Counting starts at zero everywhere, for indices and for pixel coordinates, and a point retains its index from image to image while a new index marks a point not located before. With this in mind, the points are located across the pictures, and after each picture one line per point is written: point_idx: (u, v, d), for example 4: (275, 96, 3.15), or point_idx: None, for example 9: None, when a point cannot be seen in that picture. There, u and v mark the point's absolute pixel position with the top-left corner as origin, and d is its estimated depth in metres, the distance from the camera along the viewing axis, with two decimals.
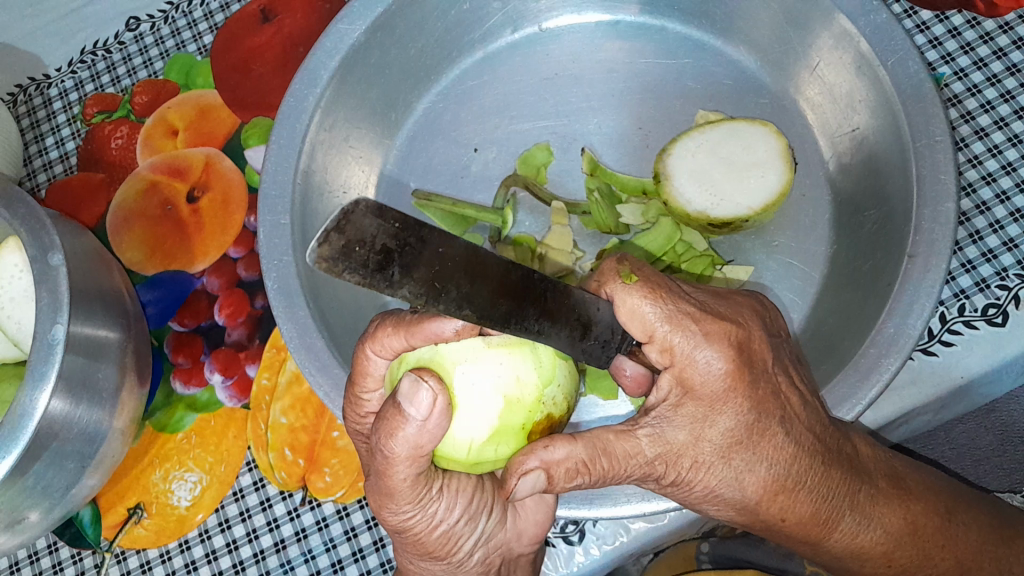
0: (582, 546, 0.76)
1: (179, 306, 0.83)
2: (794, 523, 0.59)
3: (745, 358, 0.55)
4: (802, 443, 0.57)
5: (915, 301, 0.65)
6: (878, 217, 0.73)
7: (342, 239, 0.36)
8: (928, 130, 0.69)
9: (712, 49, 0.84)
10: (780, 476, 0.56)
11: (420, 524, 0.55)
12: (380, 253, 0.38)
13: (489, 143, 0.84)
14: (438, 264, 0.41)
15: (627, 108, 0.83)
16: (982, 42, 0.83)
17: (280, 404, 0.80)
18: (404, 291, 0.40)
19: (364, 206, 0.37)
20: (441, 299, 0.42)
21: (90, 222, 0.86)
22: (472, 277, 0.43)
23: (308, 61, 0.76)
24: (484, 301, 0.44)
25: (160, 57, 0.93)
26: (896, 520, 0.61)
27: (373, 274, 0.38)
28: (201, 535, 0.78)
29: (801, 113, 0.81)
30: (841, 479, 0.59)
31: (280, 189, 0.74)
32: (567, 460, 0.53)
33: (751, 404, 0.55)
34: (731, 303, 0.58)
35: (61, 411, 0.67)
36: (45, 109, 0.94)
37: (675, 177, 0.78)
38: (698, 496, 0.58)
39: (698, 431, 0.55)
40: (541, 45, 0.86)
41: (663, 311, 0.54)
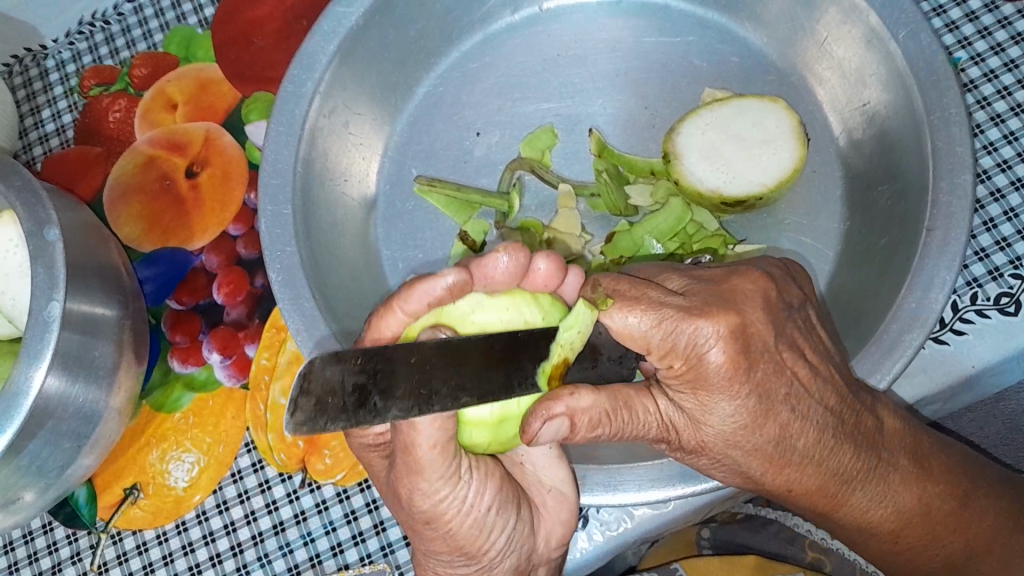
0: (586, 532, 0.74)
1: (179, 283, 0.82)
2: (801, 494, 0.58)
3: (739, 346, 0.53)
4: (813, 422, 0.56)
5: (935, 275, 0.64)
6: (891, 193, 0.72)
7: (310, 399, 0.43)
8: (942, 102, 0.68)
9: (725, 31, 0.82)
10: (785, 453, 0.56)
11: (452, 514, 0.52)
12: (353, 392, 0.44)
13: (492, 126, 0.82)
14: (417, 373, 0.46)
15: (634, 90, 0.81)
16: (999, 27, 0.81)
17: (279, 384, 0.79)
18: (393, 411, 0.45)
19: (319, 362, 0.43)
20: (434, 400, 0.46)
21: (86, 195, 0.84)
22: (455, 366, 0.48)
23: (306, 45, 0.74)
24: (476, 381, 0.49)
25: (160, 29, 0.91)
26: (909, 499, 0.60)
27: (356, 412, 0.44)
28: (200, 516, 0.77)
29: (810, 89, 0.80)
30: (856, 457, 0.58)
31: (281, 178, 0.72)
32: (593, 408, 0.51)
33: (751, 389, 0.54)
34: (730, 288, 0.55)
35: (57, 389, 0.66)
36: (42, 80, 0.91)
37: (684, 155, 0.77)
38: (707, 464, 0.58)
39: (698, 414, 0.55)
40: (544, 24, 0.85)
41: (649, 317, 0.53)
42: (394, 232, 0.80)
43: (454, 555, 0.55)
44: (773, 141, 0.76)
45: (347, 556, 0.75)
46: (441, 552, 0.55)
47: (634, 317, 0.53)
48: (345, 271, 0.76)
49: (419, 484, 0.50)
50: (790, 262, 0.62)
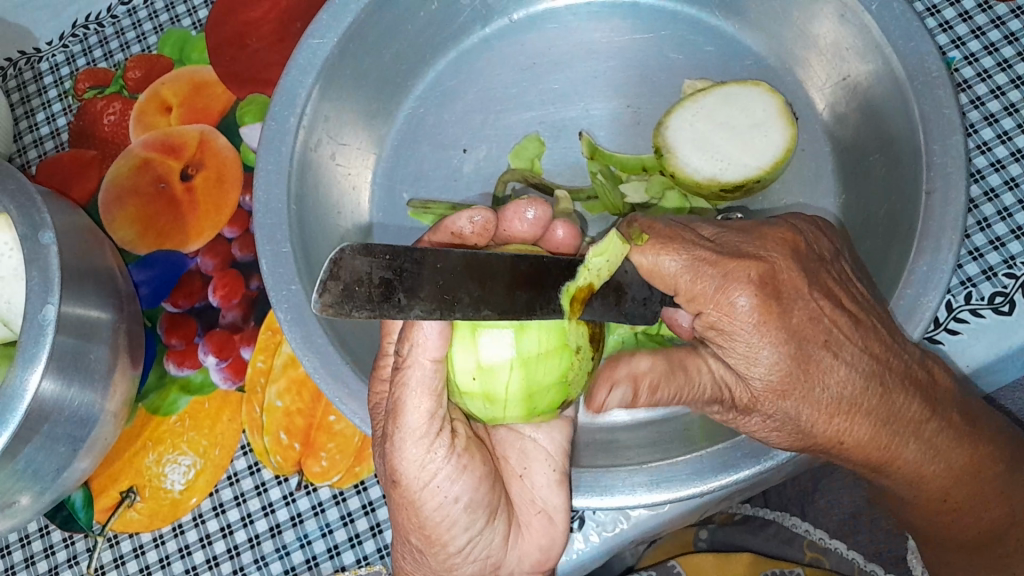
0: (582, 533, 0.74)
1: (173, 286, 0.81)
2: (853, 447, 0.58)
3: (771, 292, 0.55)
4: (855, 367, 0.57)
5: (933, 269, 0.63)
6: (883, 160, 0.72)
7: (338, 284, 0.41)
8: (923, 67, 0.68)
9: (719, 31, 0.82)
10: (837, 399, 0.56)
11: (424, 494, 0.54)
12: (379, 286, 0.42)
13: (478, 142, 0.82)
14: (441, 278, 0.45)
15: (628, 92, 0.81)
16: (993, 26, 0.81)
17: (275, 386, 0.79)
18: (416, 310, 0.44)
19: (350, 251, 0.41)
20: (457, 308, 0.46)
21: (81, 199, 0.84)
22: (479, 279, 0.47)
23: (283, 82, 0.73)
24: (500, 298, 0.48)
25: (154, 31, 0.91)
26: (962, 456, 0.60)
27: (380, 305, 0.42)
28: (196, 519, 0.77)
29: (790, 69, 0.80)
30: (908, 405, 0.58)
31: (276, 218, 0.71)
32: (652, 372, 0.59)
33: (791, 335, 0.56)
34: (759, 236, 0.57)
35: (51, 392, 0.65)
36: (36, 83, 0.91)
37: (677, 149, 0.77)
38: (757, 419, 0.59)
39: (744, 366, 0.57)
40: (519, 34, 0.84)
41: (680, 261, 0.55)
42: (389, 236, 0.80)
43: (419, 539, 0.56)
44: (767, 141, 0.76)
45: (344, 558, 0.75)
46: (407, 530, 0.56)
47: (667, 257, 0.56)
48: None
49: (399, 445, 0.53)
50: (822, 222, 0.62)
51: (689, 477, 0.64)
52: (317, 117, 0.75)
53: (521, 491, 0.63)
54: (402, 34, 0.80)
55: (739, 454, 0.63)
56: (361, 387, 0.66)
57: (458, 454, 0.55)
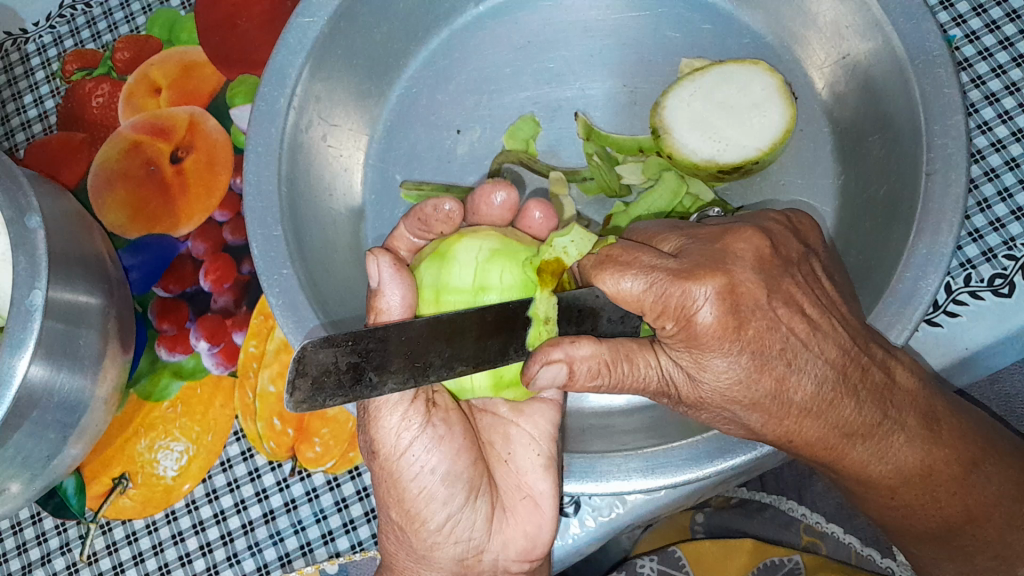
0: (578, 518, 0.73)
1: (165, 270, 0.80)
2: (801, 446, 0.57)
3: (729, 306, 0.52)
4: (810, 374, 0.54)
5: (933, 250, 0.62)
6: (884, 140, 0.71)
7: (308, 379, 0.48)
8: (925, 44, 0.67)
9: (716, 8, 0.80)
10: (783, 404, 0.54)
11: (404, 460, 0.55)
12: (347, 370, 0.49)
13: (472, 124, 0.81)
14: (407, 347, 0.51)
15: (623, 72, 0.80)
16: (994, 4, 0.80)
17: (268, 371, 0.78)
18: (388, 384, 0.50)
19: (311, 347, 0.48)
20: (429, 371, 0.52)
21: (70, 182, 0.83)
22: (448, 339, 0.53)
23: (273, 61, 0.72)
24: (474, 349, 0.54)
25: (142, 12, 0.89)
26: (914, 458, 0.58)
27: (352, 387, 0.49)
28: (189, 506, 0.76)
29: (788, 48, 0.79)
30: (859, 412, 0.56)
31: (267, 202, 0.70)
32: (592, 357, 0.54)
33: (744, 344, 0.53)
34: (722, 246, 0.55)
35: (40, 379, 0.65)
36: (23, 65, 0.90)
37: (675, 129, 0.76)
38: (709, 412, 0.58)
39: (693, 368, 0.55)
40: (511, 13, 0.83)
41: (640, 283, 0.53)
42: (383, 221, 0.79)
43: (397, 517, 0.57)
44: (766, 123, 0.75)
45: (339, 543, 0.75)
46: (387, 504, 0.57)
47: (628, 279, 0.54)
48: (342, 283, 0.75)
49: (375, 411, 0.55)
50: (791, 214, 0.61)
51: (684, 463, 0.63)
52: (308, 97, 0.74)
53: (507, 476, 0.62)
54: (394, 13, 0.79)
55: (738, 438, 0.62)
56: None
57: (433, 425, 0.56)
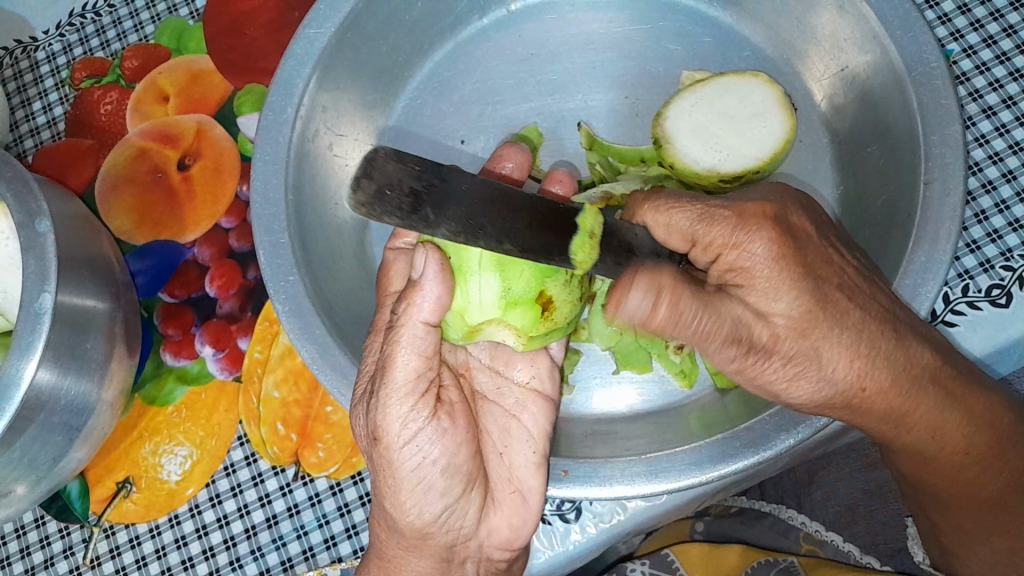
0: (579, 524, 0.74)
1: (170, 276, 0.81)
2: (875, 394, 0.57)
3: (785, 230, 0.56)
4: (872, 311, 0.56)
5: (931, 259, 0.63)
6: (882, 152, 0.72)
7: (371, 184, 0.45)
8: (923, 58, 0.68)
9: (718, 22, 0.82)
10: (857, 342, 0.55)
11: (403, 454, 0.54)
12: (408, 195, 0.46)
13: (476, 133, 0.82)
14: (467, 202, 0.48)
15: (625, 82, 0.81)
16: (991, 19, 0.81)
17: (272, 377, 0.78)
18: (442, 229, 0.47)
19: (383, 153, 0.46)
20: (480, 236, 0.48)
21: (78, 187, 0.84)
22: (504, 211, 0.50)
23: (280, 70, 0.73)
24: (524, 235, 0.51)
25: (151, 21, 0.90)
26: (970, 403, 0.60)
27: (409, 215, 0.46)
28: (192, 510, 0.77)
29: (789, 62, 0.80)
30: (924, 348, 0.58)
31: (274, 210, 0.70)
32: (642, 297, 0.54)
33: (807, 273, 0.55)
34: (763, 190, 0.59)
35: (47, 381, 0.65)
36: (33, 72, 0.91)
37: (676, 139, 0.77)
38: (777, 372, 0.57)
39: (764, 308, 0.55)
40: (515, 25, 0.84)
41: (691, 214, 0.57)
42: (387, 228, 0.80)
43: (390, 510, 0.56)
44: (767, 134, 0.76)
45: (341, 548, 0.75)
46: (381, 495, 0.56)
47: (679, 212, 0.58)
48: (347, 289, 0.75)
49: (384, 401, 0.54)
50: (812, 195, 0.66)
51: (687, 467, 0.64)
52: (315, 106, 0.75)
53: (498, 467, 0.63)
54: (400, 23, 0.80)
55: (738, 445, 0.63)
56: (360, 376, 0.66)
57: (438, 420, 0.56)
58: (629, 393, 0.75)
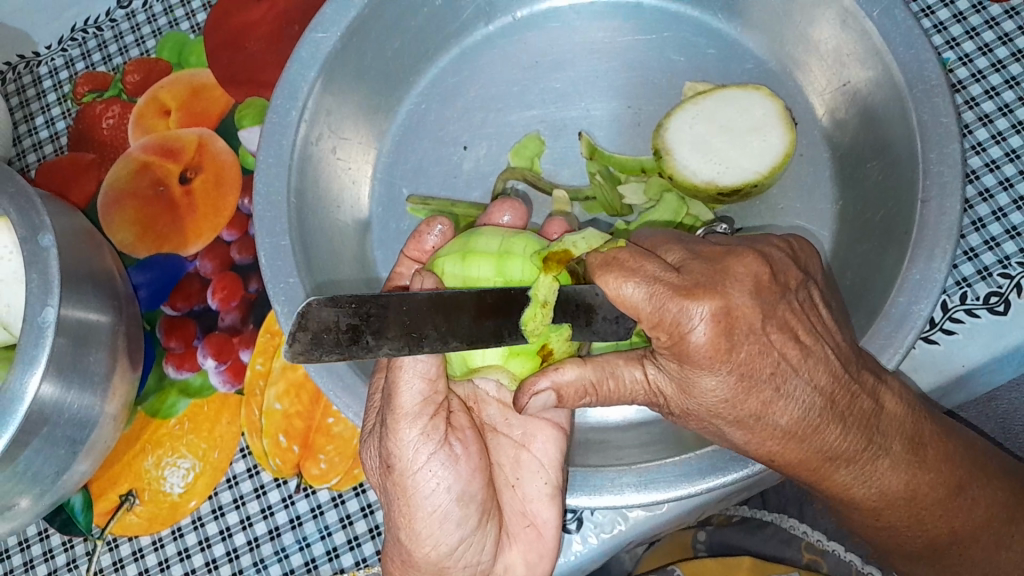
0: (580, 535, 0.74)
1: (172, 288, 0.82)
2: (783, 465, 0.58)
3: (723, 328, 0.52)
4: (798, 400, 0.55)
5: (929, 274, 0.63)
6: (881, 166, 0.73)
7: (307, 334, 0.48)
8: (923, 74, 0.68)
9: (718, 33, 0.82)
10: (770, 426, 0.55)
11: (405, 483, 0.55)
12: (346, 331, 0.49)
13: (478, 139, 0.82)
14: (408, 317, 0.51)
15: (624, 93, 0.82)
16: (987, 27, 0.82)
17: (273, 389, 0.79)
18: (383, 349, 0.50)
19: (316, 304, 0.48)
20: (424, 342, 0.51)
21: (79, 202, 0.85)
22: (446, 315, 0.52)
23: (285, 77, 0.73)
24: (468, 329, 0.53)
25: (152, 35, 0.91)
26: (897, 482, 0.59)
27: (348, 347, 0.49)
28: (195, 522, 0.77)
29: (790, 75, 0.81)
30: (845, 437, 0.56)
31: (275, 212, 0.71)
32: (578, 381, 0.56)
33: (735, 366, 0.53)
34: (722, 269, 0.54)
35: (50, 396, 0.66)
36: (35, 88, 0.91)
37: (676, 151, 0.77)
38: (696, 425, 0.59)
39: (685, 385, 0.55)
40: (517, 34, 0.85)
41: (643, 290, 0.52)
42: (388, 236, 0.81)
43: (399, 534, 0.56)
44: (766, 147, 0.76)
45: (343, 560, 0.75)
46: (395, 525, 0.56)
47: (630, 285, 0.52)
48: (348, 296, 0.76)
49: (395, 428, 0.54)
50: (794, 240, 0.60)
51: (677, 479, 0.64)
52: (319, 110, 0.76)
53: (513, 500, 0.63)
54: (400, 37, 0.80)
55: (728, 457, 0.63)
56: (360, 388, 0.67)
57: (451, 444, 0.56)
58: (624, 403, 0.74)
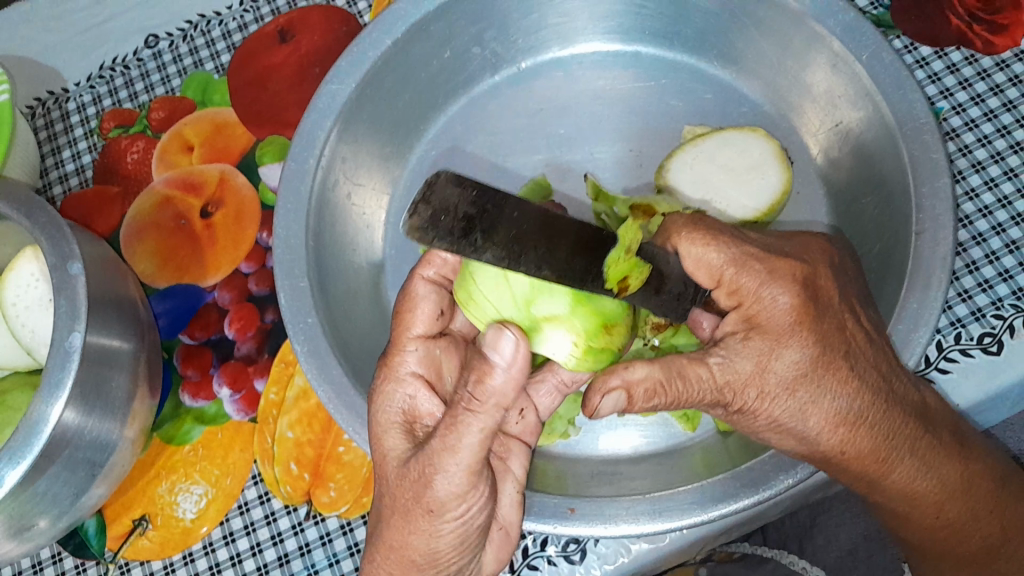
0: (584, 565, 0.75)
1: (190, 318, 0.84)
2: (853, 458, 0.60)
3: (810, 296, 0.59)
4: (869, 383, 0.60)
5: (923, 306, 0.66)
6: (875, 202, 0.76)
7: (428, 208, 0.43)
8: (913, 113, 0.71)
9: (719, 80, 0.86)
10: (843, 410, 0.59)
11: (452, 513, 0.57)
12: (462, 219, 0.44)
13: (487, 183, 0.85)
14: (516, 228, 0.47)
15: (629, 136, 0.85)
16: (979, 78, 0.85)
17: (287, 418, 0.81)
18: (488, 254, 0.45)
19: (444, 177, 0.44)
20: (522, 262, 0.47)
21: (104, 232, 0.88)
22: (548, 242, 0.49)
23: (304, 123, 0.77)
24: (562, 261, 0.50)
25: (178, 74, 0.95)
26: (952, 474, 0.63)
27: (459, 240, 0.44)
28: (207, 547, 0.78)
29: (785, 117, 0.84)
30: (906, 419, 0.61)
31: (294, 255, 0.74)
32: (647, 380, 0.57)
33: (816, 338, 0.58)
34: (799, 246, 0.62)
35: (74, 420, 0.68)
36: (63, 122, 0.95)
37: (679, 191, 0.80)
38: (762, 425, 0.61)
39: (764, 363, 0.58)
40: (525, 81, 0.88)
41: (726, 253, 0.59)
42: (401, 272, 0.83)
43: (419, 546, 0.57)
44: (765, 186, 0.80)
45: None
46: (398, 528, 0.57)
47: (712, 250, 0.59)
48: (362, 329, 0.78)
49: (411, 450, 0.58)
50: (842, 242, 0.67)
51: (690, 507, 0.65)
52: (335, 157, 0.79)
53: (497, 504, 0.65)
54: (416, 80, 0.84)
55: (737, 485, 0.65)
56: None
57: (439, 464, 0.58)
58: (633, 435, 0.76)
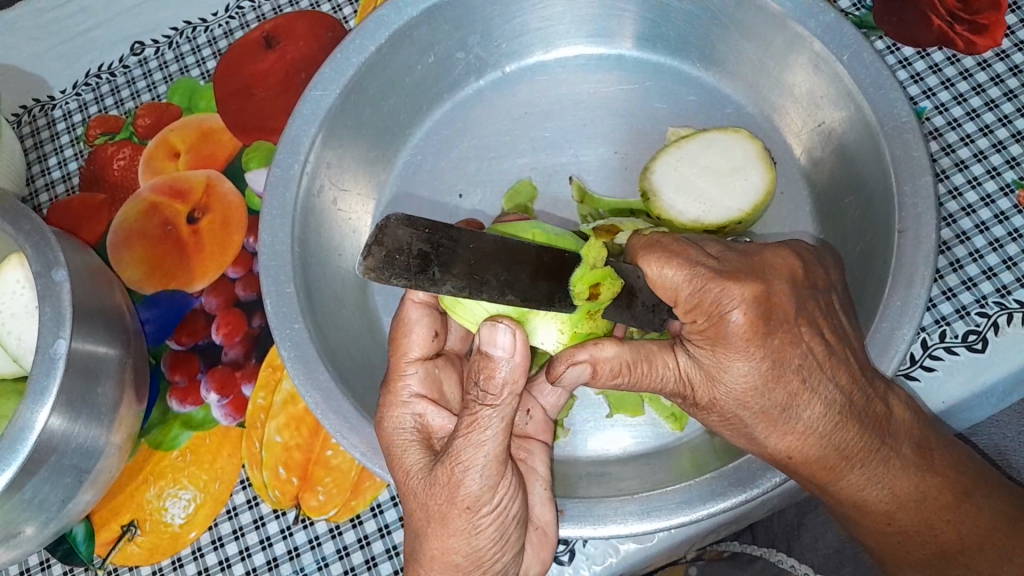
0: (572, 566, 0.76)
1: (178, 324, 0.84)
2: (801, 463, 0.62)
3: (761, 313, 0.58)
4: (821, 397, 0.60)
5: (907, 305, 0.66)
6: (859, 203, 0.76)
7: (382, 250, 0.45)
8: (894, 112, 0.72)
9: (702, 82, 0.86)
10: (790, 418, 0.60)
11: (487, 507, 0.56)
12: (418, 256, 0.46)
13: (473, 187, 0.85)
14: (474, 258, 0.49)
15: (614, 139, 0.85)
16: (961, 78, 0.86)
17: (274, 422, 0.81)
18: (447, 285, 0.47)
19: (393, 220, 0.46)
20: (484, 288, 0.50)
21: (91, 240, 0.88)
22: (507, 266, 0.51)
23: (289, 129, 0.77)
24: (527, 284, 0.53)
25: (163, 81, 0.95)
26: (906, 485, 0.63)
27: (416, 275, 0.46)
28: (195, 552, 0.78)
29: (768, 118, 0.84)
30: (860, 432, 0.61)
31: (281, 261, 0.74)
32: (614, 358, 0.59)
33: (766, 353, 0.59)
34: (761, 261, 0.61)
35: (60, 426, 0.68)
36: (49, 129, 0.95)
37: (663, 192, 0.80)
38: (718, 422, 0.63)
39: (714, 372, 0.60)
40: (509, 86, 0.89)
41: (682, 274, 0.58)
42: None
43: (461, 547, 0.56)
44: (748, 187, 0.80)
45: None
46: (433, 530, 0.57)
47: (669, 270, 0.59)
48: (348, 333, 0.78)
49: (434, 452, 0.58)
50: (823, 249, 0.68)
51: (678, 506, 0.66)
52: (320, 163, 0.79)
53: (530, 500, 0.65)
54: (400, 85, 0.84)
55: (725, 484, 0.66)
56: (361, 421, 0.69)
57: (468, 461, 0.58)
58: (622, 436, 0.77)
